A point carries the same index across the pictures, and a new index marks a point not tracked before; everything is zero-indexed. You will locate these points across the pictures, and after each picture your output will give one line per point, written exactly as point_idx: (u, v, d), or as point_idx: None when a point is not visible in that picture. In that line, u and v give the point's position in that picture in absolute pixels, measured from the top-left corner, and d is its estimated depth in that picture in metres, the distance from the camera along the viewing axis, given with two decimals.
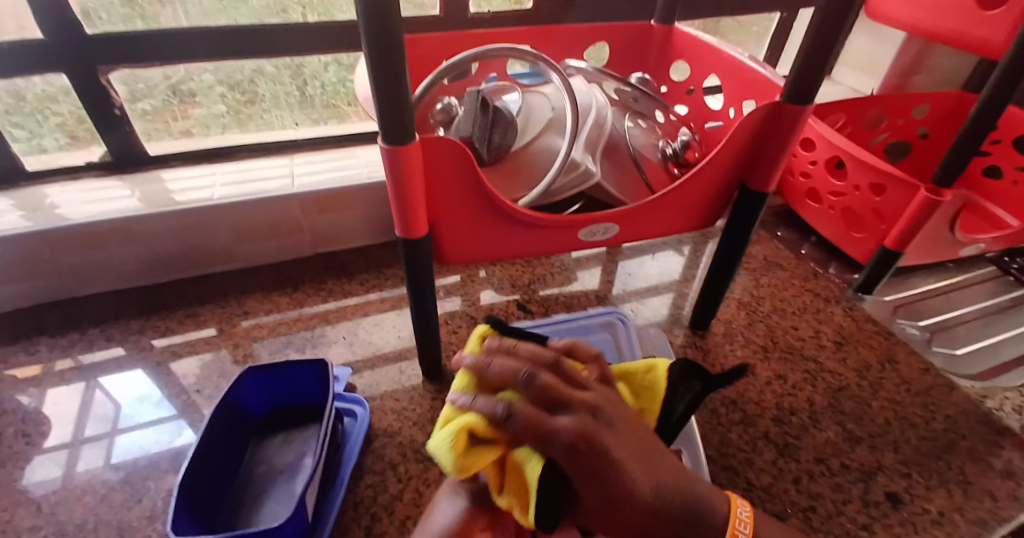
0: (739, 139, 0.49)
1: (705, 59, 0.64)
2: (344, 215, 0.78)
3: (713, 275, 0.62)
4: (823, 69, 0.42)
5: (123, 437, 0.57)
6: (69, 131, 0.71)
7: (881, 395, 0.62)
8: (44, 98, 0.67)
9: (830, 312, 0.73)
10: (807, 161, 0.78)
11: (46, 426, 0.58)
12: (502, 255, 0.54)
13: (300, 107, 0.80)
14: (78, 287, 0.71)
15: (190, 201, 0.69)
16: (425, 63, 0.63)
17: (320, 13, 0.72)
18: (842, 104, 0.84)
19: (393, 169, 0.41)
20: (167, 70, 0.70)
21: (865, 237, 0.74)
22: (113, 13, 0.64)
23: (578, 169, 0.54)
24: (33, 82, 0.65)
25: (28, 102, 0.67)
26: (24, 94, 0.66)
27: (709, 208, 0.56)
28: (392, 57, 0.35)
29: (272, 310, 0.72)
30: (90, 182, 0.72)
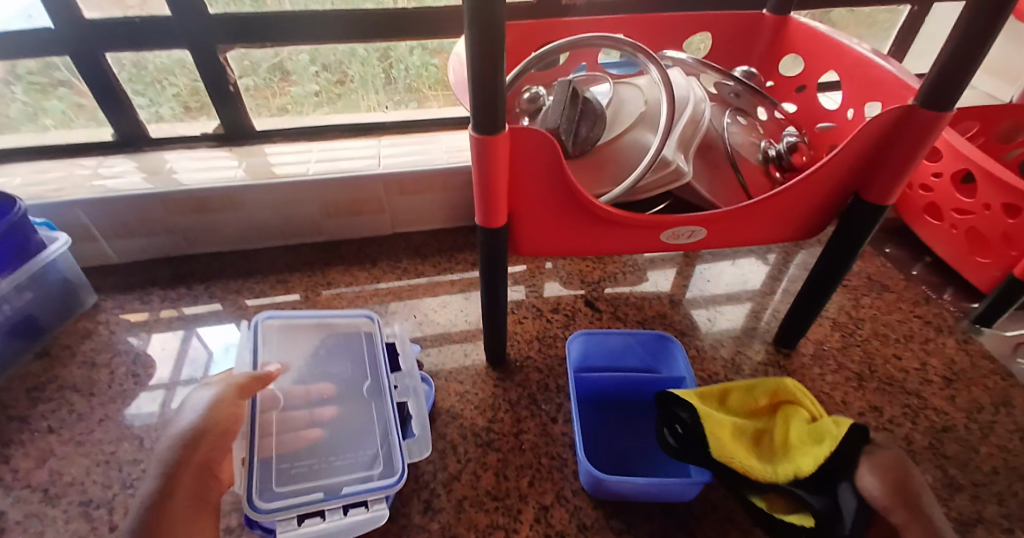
0: (857, 147, 0.45)
1: (821, 53, 0.59)
2: (423, 197, 0.80)
3: (809, 291, 0.58)
4: (968, 75, 0.38)
5: None
6: (182, 102, 0.76)
7: (991, 441, 0.55)
8: (162, 70, 0.73)
9: (939, 343, 0.66)
10: (929, 172, 0.70)
11: (150, 365, 0.64)
12: (581, 250, 0.53)
13: (384, 89, 0.81)
14: (186, 246, 0.78)
15: (286, 175, 0.74)
16: (512, 53, 0.62)
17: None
18: (975, 110, 0.75)
19: (481, 158, 0.41)
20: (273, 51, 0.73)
21: (990, 262, 0.66)
22: None
23: (668, 167, 0.51)
24: (154, 56, 0.71)
25: (149, 72, 0.73)
26: (145, 65, 0.72)
27: (812, 218, 0.52)
28: (492, 45, 0.34)
29: (351, 283, 0.75)
30: (202, 151, 0.78)
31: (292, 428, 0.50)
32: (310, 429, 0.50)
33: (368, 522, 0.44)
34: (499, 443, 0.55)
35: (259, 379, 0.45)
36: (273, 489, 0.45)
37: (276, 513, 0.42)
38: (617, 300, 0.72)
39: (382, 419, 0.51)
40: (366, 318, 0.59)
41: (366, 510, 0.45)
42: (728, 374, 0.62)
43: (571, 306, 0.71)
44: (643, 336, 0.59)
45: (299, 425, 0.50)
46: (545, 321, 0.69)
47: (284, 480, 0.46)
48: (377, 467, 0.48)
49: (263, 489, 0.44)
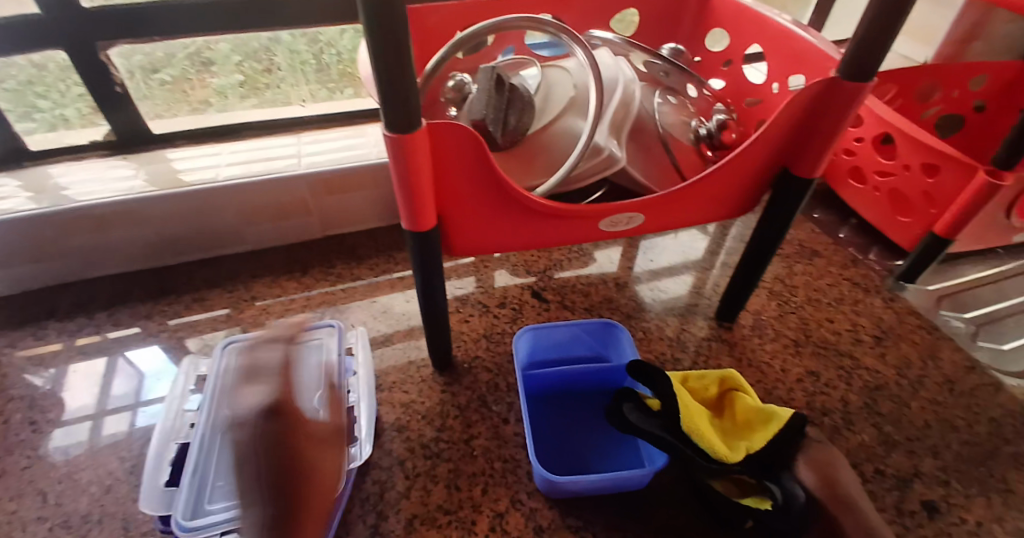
0: (783, 122, 0.44)
1: (743, 27, 0.59)
2: (353, 195, 0.75)
3: (746, 265, 0.58)
4: (885, 45, 0.37)
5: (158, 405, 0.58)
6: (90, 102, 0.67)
7: (921, 395, 0.58)
8: (64, 69, 0.64)
9: (869, 303, 0.68)
10: (852, 138, 0.72)
11: (71, 394, 0.59)
12: (518, 245, 0.51)
13: (316, 77, 0.78)
14: (86, 269, 0.70)
15: (196, 182, 0.67)
16: (437, 36, 0.58)
17: None
18: (891, 74, 0.77)
19: (398, 158, 0.37)
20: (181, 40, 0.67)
21: (911, 222, 0.68)
22: None
23: (601, 154, 0.49)
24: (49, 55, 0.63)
25: (50, 72, 0.64)
26: (44, 65, 0.64)
27: (746, 195, 0.51)
28: (393, 35, 0.30)
29: (281, 294, 0.70)
30: (95, 162, 0.70)
31: None
32: None
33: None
34: (448, 452, 0.53)
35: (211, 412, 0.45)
36: (205, 505, 0.42)
37: (199, 532, 0.40)
38: (562, 287, 0.71)
39: None
40: (331, 328, 0.56)
41: None
42: (674, 353, 0.62)
43: (516, 298, 0.69)
44: (589, 325, 0.58)
45: None
46: (490, 317, 0.67)
47: (220, 494, 0.43)
48: None
49: (195, 504, 0.42)
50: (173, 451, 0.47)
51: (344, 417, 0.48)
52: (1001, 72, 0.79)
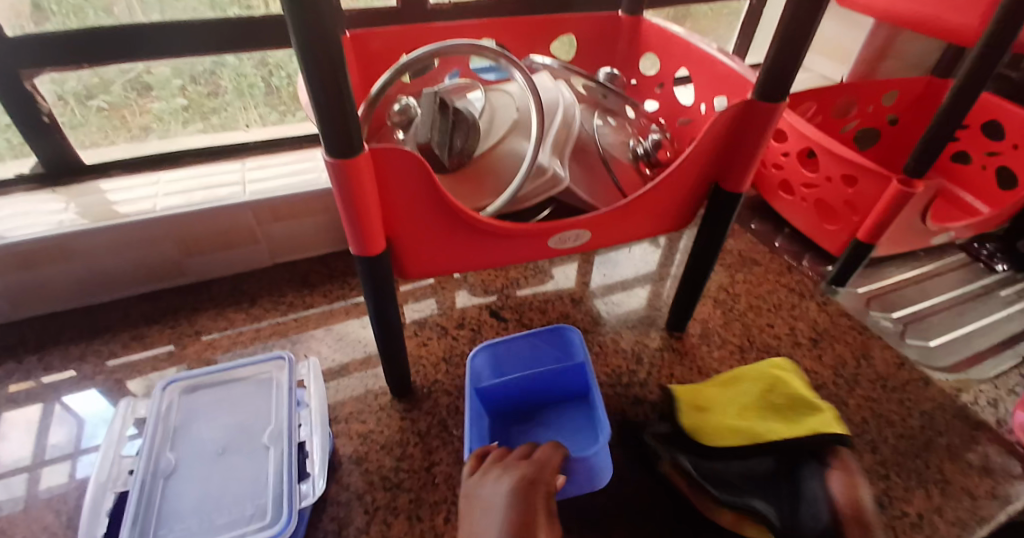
0: (711, 139, 0.47)
1: (672, 52, 0.62)
2: (302, 221, 0.74)
3: (690, 276, 0.60)
4: (795, 63, 0.40)
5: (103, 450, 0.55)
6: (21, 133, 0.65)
7: (857, 392, 0.61)
8: None
9: (805, 307, 0.72)
10: (779, 153, 0.77)
11: (0, 445, 0.55)
12: (466, 267, 0.51)
13: (266, 99, 0.76)
14: (11, 310, 0.66)
15: (132, 214, 0.64)
16: (382, 60, 0.59)
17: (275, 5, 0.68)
18: (812, 93, 0.83)
19: (340, 184, 0.38)
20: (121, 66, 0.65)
21: (838, 229, 0.73)
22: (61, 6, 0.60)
23: (545, 174, 0.50)
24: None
25: None
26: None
27: (684, 209, 0.54)
28: (327, 63, 0.31)
29: (229, 327, 0.68)
30: (20, 196, 0.66)
31: (181, 482, 0.45)
32: (199, 485, 0.45)
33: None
34: (407, 481, 0.52)
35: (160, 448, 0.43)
36: None
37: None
38: (519, 306, 0.72)
39: (279, 463, 0.46)
40: (281, 359, 0.53)
41: None
42: (629, 365, 0.64)
43: (474, 319, 0.69)
44: (539, 334, 0.59)
45: (185, 483, 0.45)
46: (450, 339, 0.66)
47: None
48: (266, 515, 0.42)
49: None
50: (110, 501, 0.44)
51: (294, 450, 0.47)
52: (910, 89, 0.86)
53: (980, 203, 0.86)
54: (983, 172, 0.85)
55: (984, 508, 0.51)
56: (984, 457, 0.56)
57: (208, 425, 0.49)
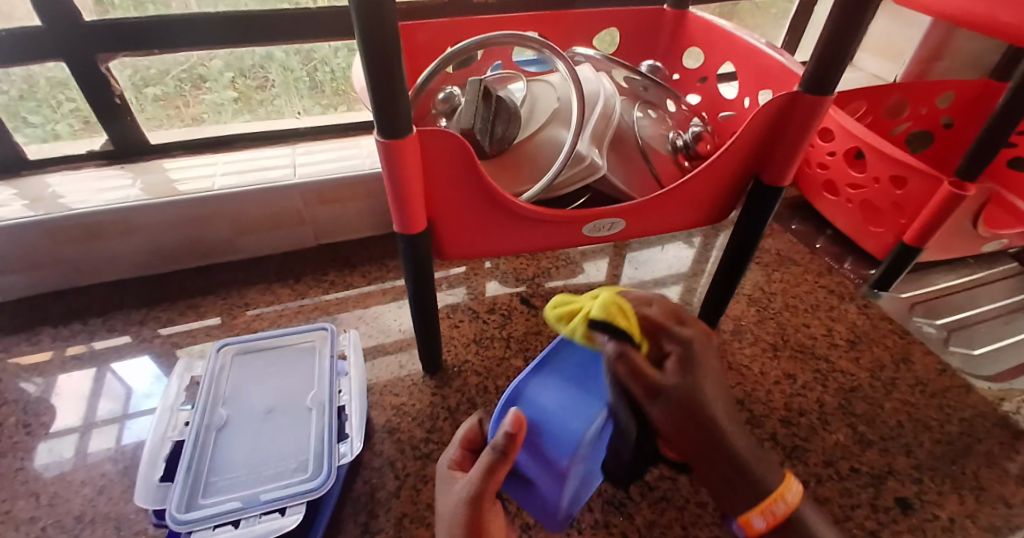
0: (752, 131, 0.47)
1: (718, 45, 0.62)
2: (346, 205, 0.77)
3: (724, 271, 0.60)
4: (844, 58, 0.40)
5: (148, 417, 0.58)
6: (82, 117, 0.70)
7: (894, 396, 0.60)
8: (55, 84, 0.66)
9: (843, 309, 0.71)
10: (824, 152, 0.76)
11: (59, 406, 0.59)
12: (503, 250, 0.53)
13: (310, 94, 0.80)
14: (78, 277, 0.71)
15: (191, 191, 0.69)
16: (428, 51, 0.61)
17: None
18: (861, 91, 0.81)
19: (390, 165, 0.40)
20: (178, 56, 0.69)
21: (883, 231, 0.71)
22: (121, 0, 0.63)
23: (584, 162, 0.52)
24: (44, 69, 0.64)
25: (40, 88, 0.66)
26: (36, 81, 0.65)
27: (720, 202, 0.54)
28: (385, 47, 0.33)
29: (273, 302, 0.71)
30: (91, 170, 0.71)
31: (232, 438, 0.49)
32: (247, 442, 0.48)
33: (282, 528, 0.41)
34: (437, 453, 0.54)
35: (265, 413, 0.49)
36: (199, 499, 0.43)
37: (194, 525, 0.41)
38: (552, 295, 0.73)
39: (320, 425, 0.49)
40: (323, 331, 0.57)
41: (280, 516, 0.42)
42: None
43: (506, 305, 0.71)
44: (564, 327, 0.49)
45: (236, 439, 0.49)
46: (481, 322, 0.68)
47: (214, 488, 0.44)
48: (307, 469, 0.46)
49: (189, 498, 0.43)
50: (167, 449, 0.48)
51: (335, 416, 0.50)
52: (966, 90, 0.83)
53: None
54: None
55: (1021, 517, 0.50)
56: None
57: (255, 388, 0.53)
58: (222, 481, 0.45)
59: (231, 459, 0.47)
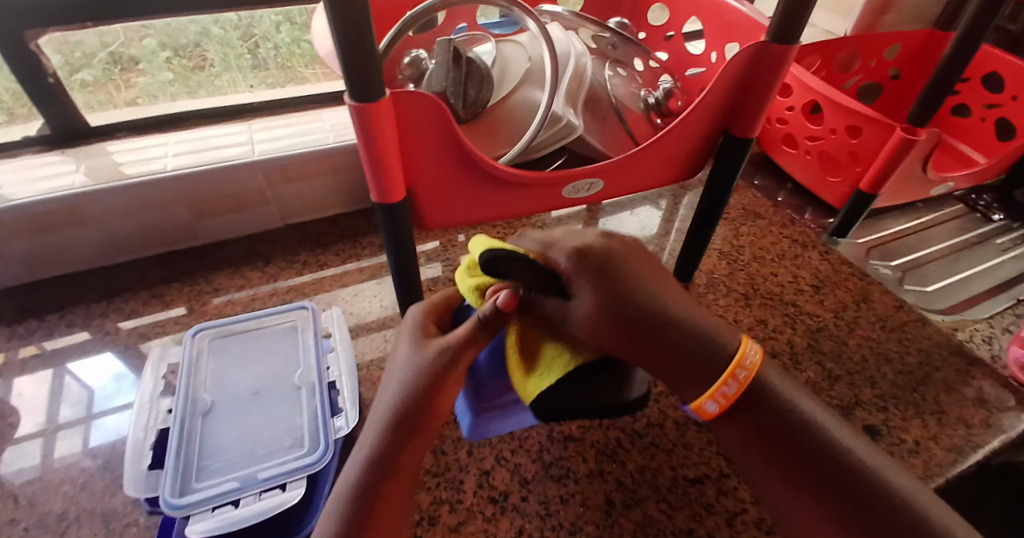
0: (723, 85, 0.47)
1: (685, 0, 0.61)
2: (312, 182, 0.74)
3: (697, 226, 0.61)
4: (807, 9, 0.41)
5: (116, 415, 0.56)
6: (6, 107, 0.65)
7: (857, 333, 0.64)
8: None
9: (807, 256, 0.74)
10: (784, 108, 0.77)
11: (16, 411, 0.56)
12: (481, 217, 0.52)
13: (254, 71, 0.77)
14: (27, 272, 0.67)
15: (143, 174, 0.65)
16: (389, 15, 0.59)
17: None
18: (816, 46, 0.82)
19: (364, 130, 0.38)
20: (104, 37, 0.66)
21: (840, 181, 0.74)
22: None
23: (560, 122, 0.51)
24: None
25: None
26: None
27: (692, 159, 0.55)
28: (351, 2, 0.31)
29: (244, 287, 0.69)
30: (29, 158, 0.66)
31: (218, 422, 0.48)
32: (235, 424, 0.48)
33: (283, 503, 0.41)
34: None
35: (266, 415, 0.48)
36: (193, 483, 0.43)
37: (190, 508, 0.40)
38: None
39: (311, 402, 0.49)
40: (304, 310, 0.56)
41: (282, 492, 0.42)
42: None
43: None
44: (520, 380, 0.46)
45: (224, 422, 0.48)
46: None
47: (207, 472, 0.44)
48: (304, 445, 0.46)
49: (182, 483, 0.42)
50: (152, 437, 0.47)
51: (325, 392, 0.49)
52: (913, 41, 0.86)
53: (978, 154, 0.87)
54: (983, 123, 0.87)
55: (978, 435, 0.54)
56: (979, 391, 0.58)
57: (238, 369, 0.52)
58: (215, 467, 0.44)
59: (222, 443, 0.46)
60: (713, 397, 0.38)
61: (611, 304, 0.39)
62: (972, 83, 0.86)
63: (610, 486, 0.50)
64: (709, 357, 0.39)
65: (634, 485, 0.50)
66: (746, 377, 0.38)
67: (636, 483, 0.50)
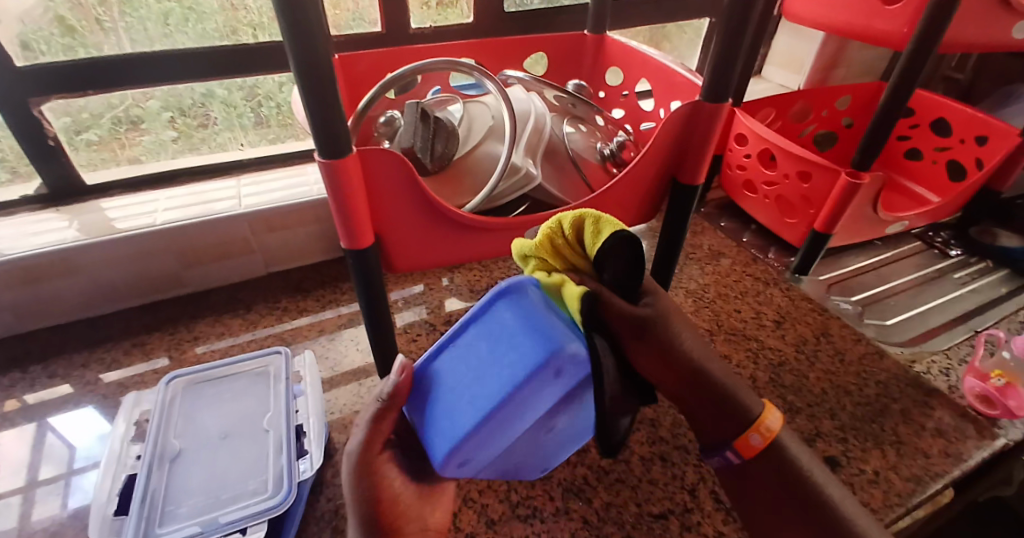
0: (666, 136, 0.52)
1: (637, 65, 0.69)
2: (295, 231, 0.78)
3: (658, 266, 0.64)
4: (734, 66, 0.46)
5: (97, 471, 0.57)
6: (8, 166, 0.69)
7: (818, 367, 0.66)
8: None
9: (770, 293, 0.77)
10: (742, 155, 0.83)
11: None
12: (447, 261, 0.55)
13: (255, 127, 0.81)
14: (15, 325, 0.69)
15: (133, 228, 0.68)
16: (367, 80, 0.65)
17: (270, 35, 0.74)
18: (769, 100, 0.88)
19: (332, 184, 0.42)
20: (111, 98, 0.70)
21: (797, 222, 0.78)
22: (52, 44, 0.64)
23: (519, 172, 0.56)
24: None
25: None
26: None
27: (646, 203, 0.58)
28: (320, 76, 0.36)
29: (225, 334, 0.71)
30: (25, 215, 0.70)
31: (186, 467, 0.49)
32: (203, 469, 0.49)
33: None
34: None
35: (232, 461, 0.50)
36: (157, 528, 0.44)
37: None
38: None
39: (279, 445, 0.50)
40: (277, 355, 0.58)
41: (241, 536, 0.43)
42: None
43: (462, 317, 0.73)
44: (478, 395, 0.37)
45: (191, 467, 0.49)
46: (438, 334, 0.71)
47: (171, 517, 0.45)
48: (268, 488, 0.47)
49: (146, 528, 0.43)
50: (120, 484, 0.48)
51: (292, 436, 0.51)
52: (860, 93, 0.92)
53: (930, 194, 0.92)
54: (933, 166, 0.92)
55: (935, 464, 0.55)
56: (938, 421, 0.60)
57: (209, 415, 0.53)
58: (179, 512, 0.45)
59: (190, 488, 0.47)
60: (757, 431, 0.41)
61: (667, 351, 0.40)
62: (920, 128, 0.92)
63: (575, 524, 0.50)
64: (742, 409, 0.42)
65: (599, 522, 0.51)
66: (768, 434, 0.42)
67: (601, 521, 0.51)
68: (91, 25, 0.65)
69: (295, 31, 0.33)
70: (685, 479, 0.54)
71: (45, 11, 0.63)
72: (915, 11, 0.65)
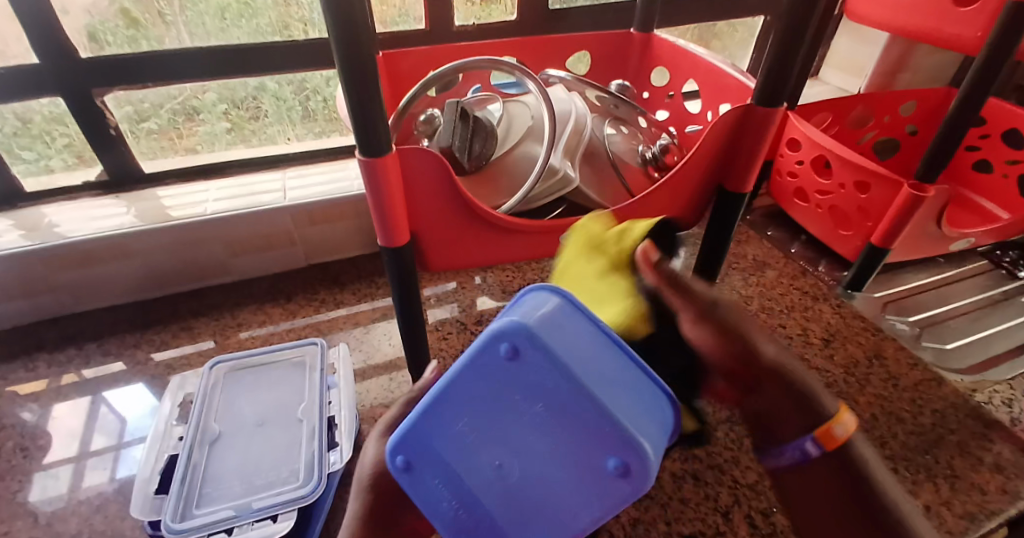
0: (713, 141, 0.50)
1: (684, 66, 0.67)
2: (335, 225, 0.79)
3: (699, 275, 0.62)
4: (791, 68, 0.43)
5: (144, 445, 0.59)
6: (75, 151, 0.73)
7: (868, 391, 0.62)
8: (52, 120, 0.69)
9: (818, 309, 0.74)
10: (793, 162, 0.79)
11: (49, 440, 0.59)
12: (483, 262, 0.55)
13: (303, 121, 0.83)
14: (73, 304, 0.73)
15: (184, 217, 0.71)
16: (410, 77, 0.66)
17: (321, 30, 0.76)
18: (825, 104, 0.84)
19: (372, 181, 0.42)
20: (170, 90, 0.72)
21: (852, 234, 0.74)
22: (118, 36, 0.67)
23: (556, 175, 0.55)
24: (40, 105, 0.67)
25: (35, 124, 0.69)
26: (32, 118, 0.68)
27: (690, 209, 0.56)
28: (364, 73, 0.36)
29: (265, 322, 0.73)
30: (86, 201, 0.74)
31: (223, 451, 0.50)
32: (238, 454, 0.50)
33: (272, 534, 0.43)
34: None
35: (266, 448, 0.51)
36: (193, 509, 0.45)
37: (188, 533, 0.43)
38: None
39: (310, 435, 0.51)
40: (313, 346, 0.59)
41: (272, 523, 0.44)
42: None
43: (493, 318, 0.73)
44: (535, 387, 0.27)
45: (229, 451, 0.50)
46: (468, 334, 0.70)
47: (207, 499, 0.46)
48: (298, 478, 0.47)
49: (183, 508, 0.45)
50: (161, 463, 0.50)
51: (325, 427, 0.52)
52: (926, 99, 0.87)
53: (999, 209, 0.86)
54: (1004, 180, 0.86)
55: (993, 502, 0.51)
56: (998, 456, 0.56)
57: (247, 401, 0.55)
58: (215, 495, 0.47)
59: (226, 472, 0.49)
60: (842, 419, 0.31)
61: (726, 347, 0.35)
62: (991, 138, 0.86)
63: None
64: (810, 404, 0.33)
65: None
66: (840, 438, 0.32)
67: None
68: (154, 19, 0.67)
69: (341, 28, 0.33)
70: (719, 500, 0.52)
71: (112, 5, 0.65)
72: (992, 13, 0.60)
